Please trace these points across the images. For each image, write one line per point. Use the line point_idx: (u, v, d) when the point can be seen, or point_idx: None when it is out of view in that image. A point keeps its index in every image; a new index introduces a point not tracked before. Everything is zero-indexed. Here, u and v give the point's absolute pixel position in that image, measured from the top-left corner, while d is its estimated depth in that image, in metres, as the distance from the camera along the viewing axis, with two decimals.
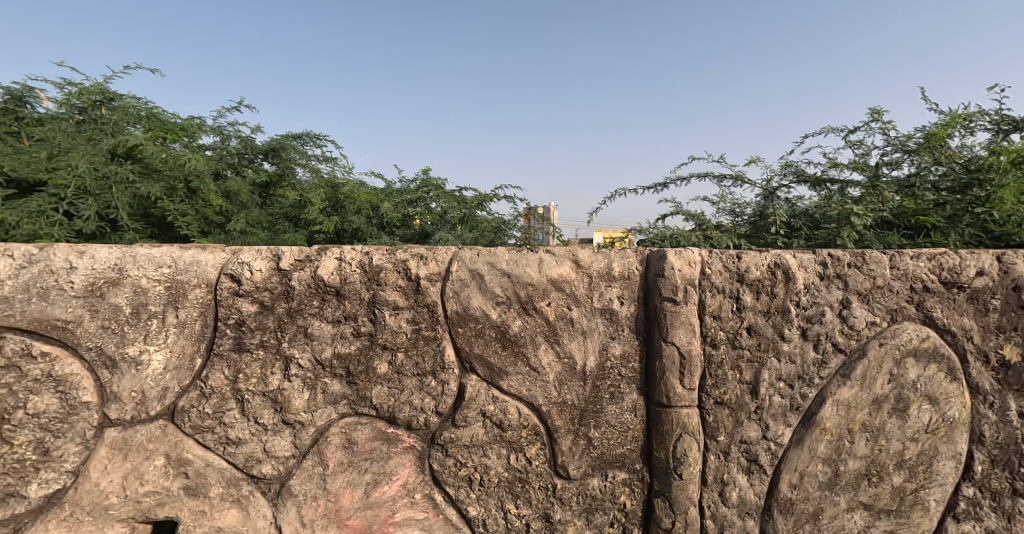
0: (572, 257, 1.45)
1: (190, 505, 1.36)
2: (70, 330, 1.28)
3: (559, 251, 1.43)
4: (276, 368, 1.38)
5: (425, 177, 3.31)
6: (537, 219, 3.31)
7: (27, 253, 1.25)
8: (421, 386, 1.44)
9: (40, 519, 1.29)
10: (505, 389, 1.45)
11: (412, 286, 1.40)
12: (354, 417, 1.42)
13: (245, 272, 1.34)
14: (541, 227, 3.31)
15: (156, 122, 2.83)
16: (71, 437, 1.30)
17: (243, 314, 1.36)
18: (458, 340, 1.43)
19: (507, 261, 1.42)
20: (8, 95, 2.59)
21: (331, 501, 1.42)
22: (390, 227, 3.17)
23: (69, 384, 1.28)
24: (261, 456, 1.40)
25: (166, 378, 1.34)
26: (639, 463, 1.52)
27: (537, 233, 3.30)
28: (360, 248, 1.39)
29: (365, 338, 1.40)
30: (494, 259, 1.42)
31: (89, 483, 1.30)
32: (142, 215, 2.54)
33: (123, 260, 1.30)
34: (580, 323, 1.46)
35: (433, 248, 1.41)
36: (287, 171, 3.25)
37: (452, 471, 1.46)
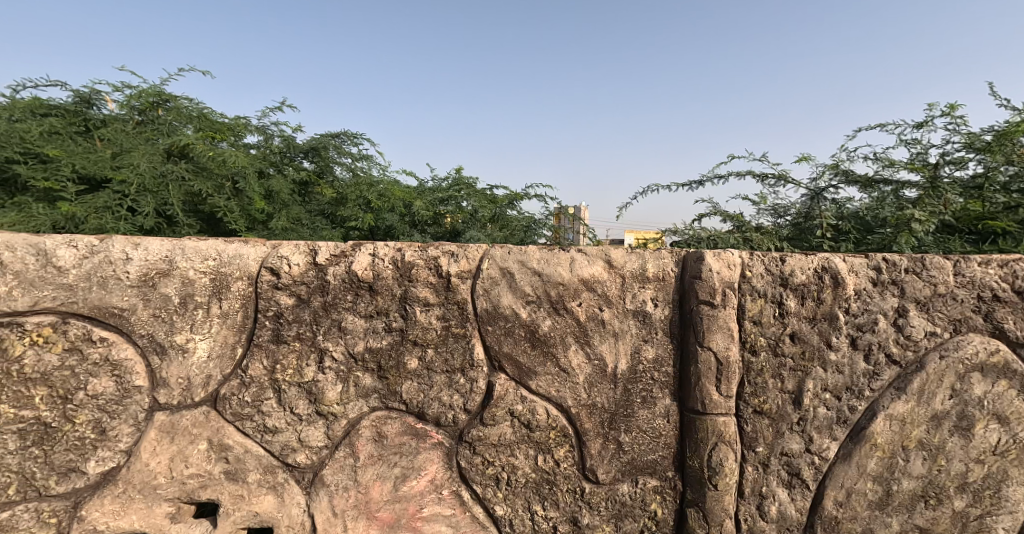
0: (605, 258, 1.38)
1: (229, 489, 1.36)
2: (125, 317, 1.28)
3: (591, 251, 1.38)
4: (311, 359, 1.36)
5: (457, 176, 3.30)
6: (569, 219, 3.29)
7: (90, 243, 1.25)
8: (450, 383, 1.39)
9: (97, 494, 1.31)
10: (534, 390, 1.40)
11: (442, 282, 1.36)
12: (385, 411, 1.39)
13: (284, 266, 1.33)
14: (572, 227, 3.30)
15: (206, 121, 2.88)
16: (125, 419, 1.31)
17: (282, 307, 1.34)
18: (487, 338, 1.38)
19: (538, 260, 1.37)
20: (80, 99, 2.81)
21: (361, 492, 1.39)
22: (422, 225, 3.16)
23: (123, 368, 1.29)
24: (296, 445, 1.38)
25: (210, 367, 1.33)
26: (671, 471, 1.45)
27: (568, 233, 3.31)
28: (393, 244, 1.36)
29: (397, 334, 1.37)
30: (526, 257, 1.37)
31: (140, 464, 1.31)
32: (194, 212, 2.64)
33: (173, 252, 1.29)
34: (612, 325, 1.39)
35: (464, 245, 1.37)
36: (326, 169, 3.29)
37: (479, 469, 1.42)
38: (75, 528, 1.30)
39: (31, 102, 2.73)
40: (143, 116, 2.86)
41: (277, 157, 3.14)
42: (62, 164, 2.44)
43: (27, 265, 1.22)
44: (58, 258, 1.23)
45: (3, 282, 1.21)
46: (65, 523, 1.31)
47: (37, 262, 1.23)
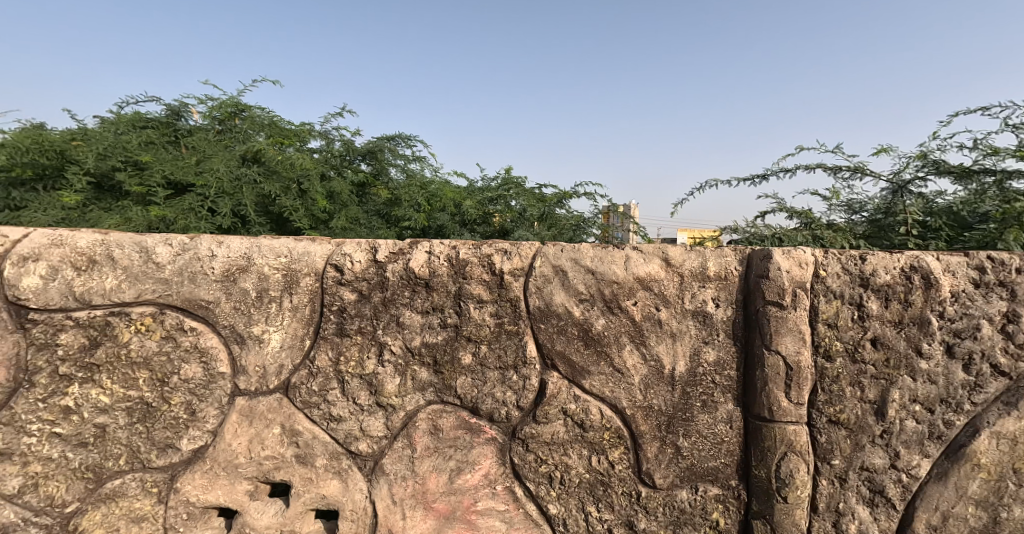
0: (661, 255, 1.29)
1: (300, 472, 1.40)
2: (211, 309, 1.39)
3: (648, 248, 1.28)
4: (371, 352, 1.36)
5: (506, 175, 3.25)
6: (619, 217, 3.18)
7: (182, 242, 1.39)
8: (503, 380, 1.33)
9: (190, 468, 1.43)
10: (588, 390, 1.31)
11: (495, 280, 1.30)
12: (441, 405, 1.36)
13: (348, 263, 1.33)
14: (622, 226, 3.17)
15: (276, 129, 3.24)
16: (210, 402, 1.41)
17: (345, 302, 1.35)
18: (541, 335, 1.31)
19: (591, 257, 1.28)
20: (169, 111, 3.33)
21: (419, 483, 1.37)
22: (471, 224, 3.08)
23: (208, 355, 1.40)
24: (359, 433, 1.38)
25: (281, 356, 1.39)
26: (734, 480, 1.33)
27: (618, 231, 3.17)
28: (449, 241, 1.32)
29: (451, 330, 1.33)
30: (578, 253, 1.29)
31: (224, 443, 1.40)
32: (265, 213, 2.85)
33: (251, 250, 1.38)
34: (670, 325, 1.29)
35: (517, 243, 1.30)
36: (382, 171, 3.30)
37: (532, 466, 1.35)
38: (173, 498, 1.43)
39: (133, 118, 3.31)
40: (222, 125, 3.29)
41: (338, 161, 3.20)
42: (154, 171, 2.86)
43: (132, 261, 1.39)
44: (157, 255, 1.39)
45: (114, 275, 1.39)
46: (164, 493, 1.44)
47: (141, 259, 1.39)
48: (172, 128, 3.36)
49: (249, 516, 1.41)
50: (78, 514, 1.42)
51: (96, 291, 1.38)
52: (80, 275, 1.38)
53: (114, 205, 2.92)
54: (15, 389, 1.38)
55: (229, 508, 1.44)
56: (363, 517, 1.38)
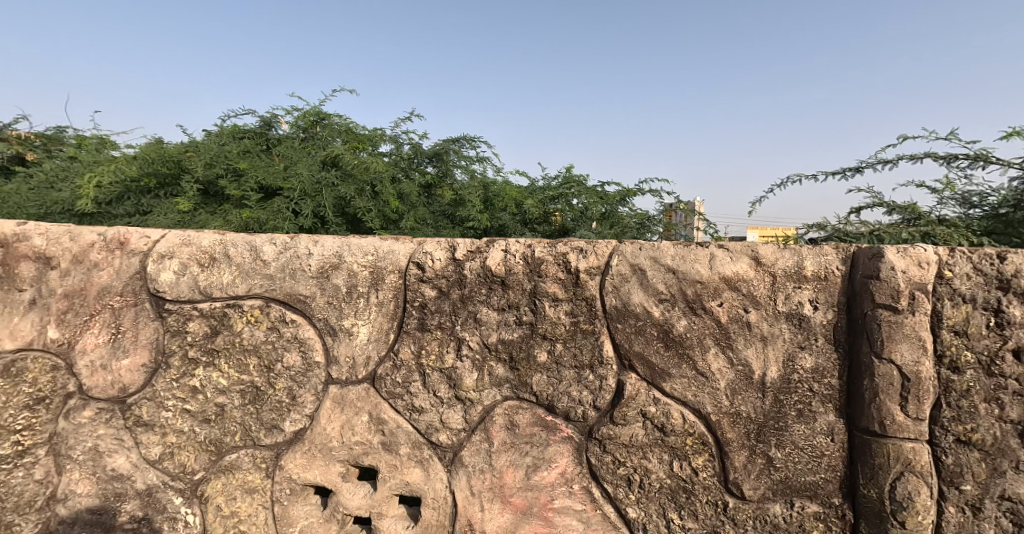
0: (750, 254, 1.32)
1: (386, 458, 1.53)
2: (308, 302, 1.55)
3: (735, 247, 1.32)
4: (450, 347, 1.48)
5: (567, 174, 3.31)
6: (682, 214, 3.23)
7: (284, 241, 1.57)
8: (580, 378, 1.41)
9: (291, 449, 1.59)
10: (669, 392, 1.37)
11: (571, 278, 1.38)
12: (516, 401, 1.45)
13: (428, 261, 1.46)
14: (686, 224, 3.23)
15: (351, 135, 3.51)
16: (308, 388, 1.57)
17: (426, 298, 1.48)
18: (617, 336, 1.38)
19: (672, 256, 1.34)
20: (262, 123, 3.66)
21: (496, 476, 1.47)
22: (533, 223, 3.22)
23: (307, 345, 1.56)
24: (439, 425, 1.50)
25: (369, 348, 1.53)
26: (836, 497, 1.33)
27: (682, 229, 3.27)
28: (524, 240, 1.41)
29: (527, 327, 1.42)
30: (659, 254, 1.35)
31: (319, 428, 1.56)
32: (343, 215, 3.18)
33: (342, 249, 1.53)
34: (759, 328, 1.32)
35: (594, 242, 1.38)
36: (447, 172, 3.47)
37: (610, 468, 1.42)
38: (277, 475, 1.59)
39: (232, 130, 3.66)
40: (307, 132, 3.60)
41: (406, 164, 3.43)
42: (249, 178, 3.19)
43: (244, 259, 1.57)
44: (264, 253, 1.57)
45: (230, 272, 1.58)
46: (271, 469, 1.60)
47: (250, 257, 1.57)
48: (264, 137, 3.66)
49: (342, 496, 1.57)
50: (202, 482, 1.62)
51: (215, 285, 1.58)
52: (203, 271, 1.58)
53: (218, 208, 3.25)
54: (160, 367, 1.60)
55: (325, 487, 1.59)
56: (443, 507, 1.50)
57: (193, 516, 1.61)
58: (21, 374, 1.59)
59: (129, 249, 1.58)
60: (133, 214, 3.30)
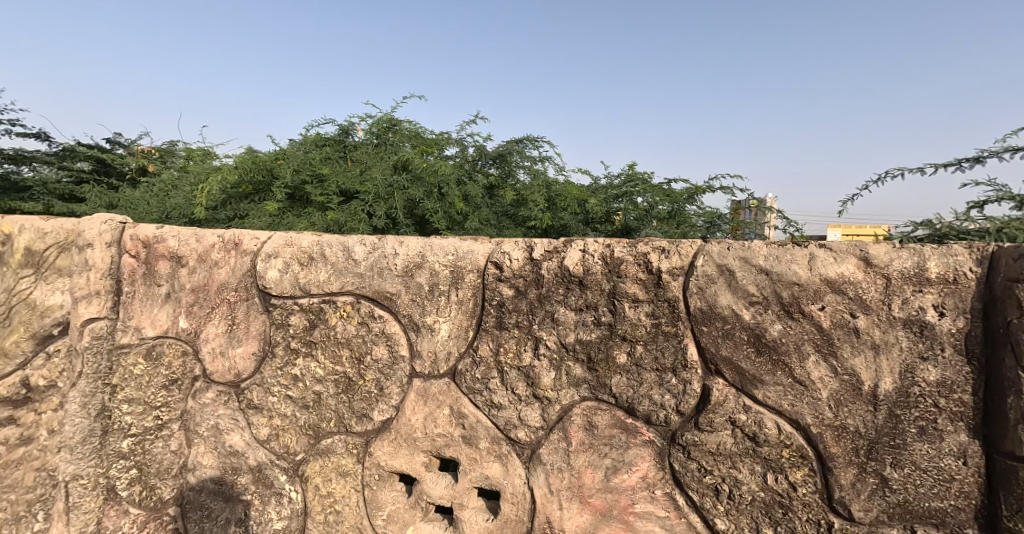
0: (858, 253, 1.23)
1: (467, 451, 1.62)
2: (394, 300, 1.67)
3: (840, 246, 1.25)
4: (528, 345, 1.53)
5: (630, 172, 3.35)
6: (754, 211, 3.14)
7: (373, 242, 1.70)
8: (662, 382, 1.40)
9: (380, 437, 1.70)
10: (761, 400, 1.30)
11: (653, 279, 1.39)
12: (595, 402, 1.47)
13: (506, 260, 1.54)
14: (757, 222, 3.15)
15: (420, 139, 3.79)
16: (394, 381, 1.68)
17: (504, 297, 1.55)
18: (702, 339, 1.35)
19: (766, 256, 1.29)
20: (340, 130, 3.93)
21: (574, 476, 1.49)
22: (595, 222, 3.32)
23: (393, 340, 1.67)
24: (517, 422, 1.55)
25: (450, 344, 1.63)
26: (971, 529, 1.18)
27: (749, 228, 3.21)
28: (602, 241, 1.45)
29: (605, 328, 1.44)
30: (750, 254, 1.30)
31: (404, 418, 1.67)
32: (413, 216, 3.50)
33: (425, 249, 1.64)
34: (870, 335, 1.22)
35: (677, 243, 1.39)
36: (510, 173, 3.80)
37: (695, 476, 1.38)
38: (367, 461, 1.72)
39: (315, 138, 3.92)
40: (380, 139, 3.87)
41: (471, 166, 3.76)
42: (331, 183, 3.48)
43: (339, 258, 1.72)
44: (355, 253, 1.70)
45: (326, 270, 1.73)
46: (361, 455, 1.73)
47: (343, 257, 1.71)
48: (343, 145, 3.91)
49: (426, 485, 1.67)
50: (304, 462, 1.78)
51: (314, 282, 1.74)
52: (303, 270, 1.74)
53: (303, 212, 3.49)
54: (268, 355, 1.79)
55: (410, 475, 1.70)
56: (522, 502, 1.56)
57: (296, 493, 1.78)
58: (159, 358, 1.90)
59: (242, 249, 1.81)
60: (232, 218, 3.69)
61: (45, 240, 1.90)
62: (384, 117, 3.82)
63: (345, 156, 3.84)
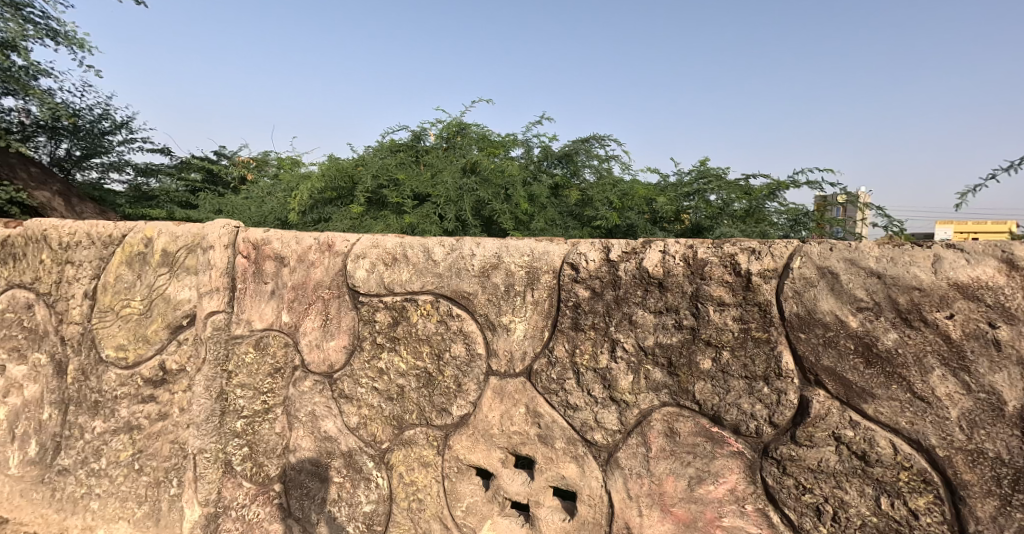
0: (1001, 254, 1.10)
1: (543, 450, 1.63)
2: (471, 299, 1.71)
3: (975, 246, 1.12)
4: (604, 348, 1.52)
5: (703, 168, 3.28)
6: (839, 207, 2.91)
7: (451, 243, 1.75)
8: (751, 390, 1.32)
9: (458, 431, 1.75)
10: (872, 416, 1.19)
11: (741, 282, 1.32)
12: (676, 408, 1.43)
13: (582, 261, 1.54)
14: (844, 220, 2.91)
15: (486, 142, 3.83)
16: (472, 377, 1.73)
17: (580, 298, 1.55)
18: (800, 346, 1.26)
19: (878, 258, 1.18)
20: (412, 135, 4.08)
21: (654, 483, 1.47)
22: (664, 222, 3.27)
23: (470, 338, 1.71)
24: (593, 424, 1.54)
25: (525, 344, 1.64)
26: None
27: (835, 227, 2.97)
28: (685, 241, 1.41)
29: (687, 332, 1.40)
30: (856, 256, 1.20)
31: (481, 414, 1.70)
32: (481, 217, 3.57)
33: (501, 250, 1.67)
34: (1011, 348, 1.08)
35: (767, 243, 1.31)
36: (576, 172, 3.81)
37: (792, 493, 1.29)
38: (446, 454, 1.77)
39: (389, 144, 4.09)
40: (449, 142, 3.98)
41: (536, 167, 3.84)
42: (405, 187, 3.61)
43: (420, 259, 1.78)
44: (434, 254, 1.76)
45: (408, 270, 1.80)
46: (441, 448, 1.78)
47: (423, 258, 1.78)
48: (415, 150, 4.04)
49: (502, 480, 1.70)
50: (388, 451, 1.87)
51: (397, 281, 1.81)
52: (387, 269, 1.83)
53: (379, 215, 3.63)
54: (356, 348, 1.90)
55: (487, 470, 1.74)
56: (600, 505, 1.55)
57: (382, 479, 1.88)
58: (266, 347, 2.06)
59: (335, 250, 1.93)
60: (316, 221, 3.92)
61: (177, 242, 2.25)
62: (453, 121, 3.93)
63: (418, 160, 3.98)
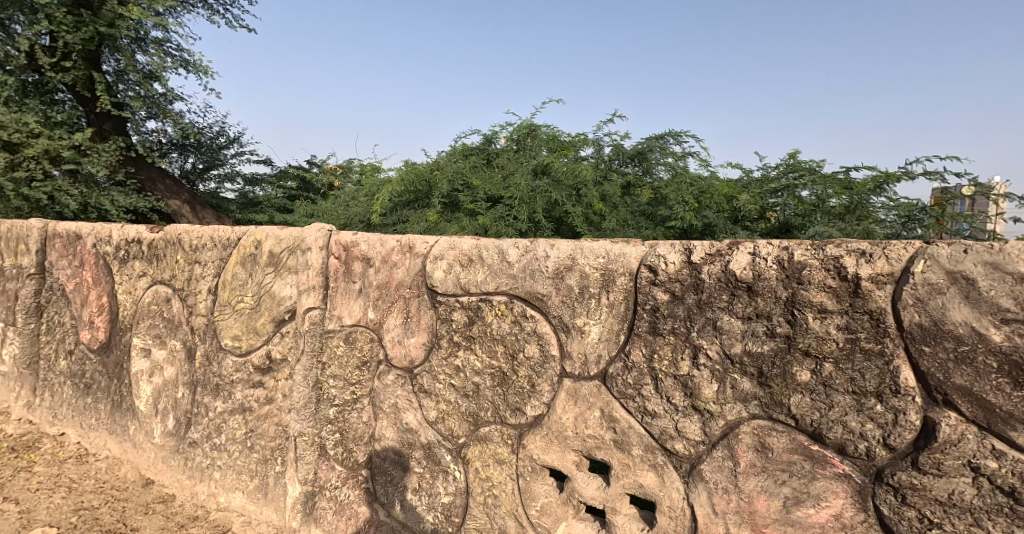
0: None
1: (619, 456, 1.56)
2: (545, 301, 1.67)
3: None
4: (685, 354, 1.43)
5: (792, 161, 3.09)
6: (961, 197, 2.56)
7: (526, 244, 1.72)
8: (860, 407, 1.20)
9: (532, 431, 1.71)
10: (1021, 446, 1.04)
11: (846, 287, 1.20)
12: (768, 422, 1.32)
13: (661, 264, 1.46)
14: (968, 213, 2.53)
15: (556, 142, 3.78)
16: (545, 378, 1.68)
17: (658, 302, 1.47)
18: (922, 362, 1.12)
19: None
20: (483, 139, 4.09)
21: (744, 500, 1.37)
22: (747, 220, 3.11)
23: (544, 339, 1.67)
24: (674, 433, 1.46)
25: (600, 347, 1.58)
26: None
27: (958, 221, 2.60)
28: (778, 242, 1.30)
29: (781, 341, 1.29)
30: (1000, 260, 1.05)
31: (555, 416, 1.66)
32: (554, 219, 3.52)
33: (575, 252, 1.61)
34: None
35: (878, 243, 1.18)
36: (649, 170, 3.70)
37: (913, 526, 1.16)
38: (520, 453, 1.74)
39: (462, 148, 4.13)
40: (520, 144, 3.96)
41: (607, 166, 3.75)
42: (479, 190, 3.64)
43: (494, 260, 1.76)
44: (508, 256, 1.73)
45: (483, 271, 1.78)
46: (515, 447, 1.75)
47: (497, 259, 1.75)
48: (486, 152, 4.05)
49: (577, 483, 1.65)
50: (464, 446, 1.87)
51: (472, 282, 1.80)
52: (464, 270, 1.82)
53: (455, 217, 3.69)
54: (434, 346, 1.91)
55: (561, 472, 1.69)
56: (682, 518, 1.46)
57: (459, 473, 1.88)
58: (354, 342, 2.12)
59: (414, 251, 1.95)
60: (393, 224, 4.03)
61: (281, 244, 2.36)
62: (523, 123, 3.90)
63: (490, 163, 3.99)
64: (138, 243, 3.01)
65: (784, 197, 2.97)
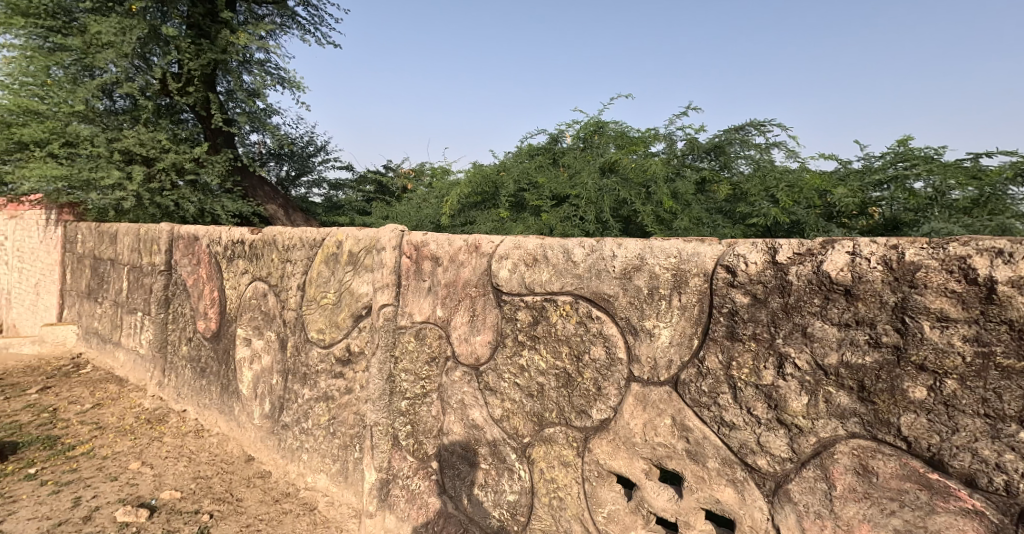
0: None
1: (692, 467, 1.43)
2: (611, 302, 1.57)
3: None
4: (769, 363, 1.29)
5: (900, 150, 2.81)
6: None
7: (592, 243, 1.62)
8: (997, 433, 1.03)
9: (598, 435, 1.62)
10: None
11: (976, 292, 1.04)
12: (873, 444, 1.16)
13: (741, 264, 1.33)
14: None
15: (624, 139, 3.62)
16: (612, 381, 1.58)
17: (737, 305, 1.34)
18: None
19: None
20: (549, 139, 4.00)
21: (841, 528, 1.21)
22: (845, 217, 2.85)
23: (611, 341, 1.57)
24: (756, 447, 1.32)
25: (671, 351, 1.46)
26: None
27: None
28: (883, 240, 1.15)
29: (889, 351, 1.13)
30: None
31: (623, 421, 1.56)
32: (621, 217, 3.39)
33: (644, 251, 1.51)
34: None
35: (1013, 243, 1.01)
36: (727, 164, 3.49)
37: None
38: (586, 458, 1.65)
39: (529, 149, 4.06)
40: (587, 143, 3.86)
41: (680, 161, 3.58)
42: (545, 189, 3.57)
43: (560, 260, 1.68)
44: (574, 255, 1.65)
45: (547, 271, 1.71)
46: (581, 451, 1.67)
47: (563, 258, 1.67)
48: (552, 152, 3.96)
49: (646, 493, 1.53)
50: (529, 446, 1.80)
51: (537, 282, 1.73)
52: (528, 270, 1.75)
53: (521, 217, 3.66)
54: (498, 344, 1.86)
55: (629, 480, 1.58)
56: None
57: (524, 472, 1.81)
58: (424, 338, 2.10)
59: (481, 251, 1.90)
60: (461, 225, 4.04)
61: (359, 244, 2.38)
62: (590, 122, 3.79)
63: (557, 163, 3.91)
64: (242, 243, 3.14)
65: (890, 190, 2.69)
